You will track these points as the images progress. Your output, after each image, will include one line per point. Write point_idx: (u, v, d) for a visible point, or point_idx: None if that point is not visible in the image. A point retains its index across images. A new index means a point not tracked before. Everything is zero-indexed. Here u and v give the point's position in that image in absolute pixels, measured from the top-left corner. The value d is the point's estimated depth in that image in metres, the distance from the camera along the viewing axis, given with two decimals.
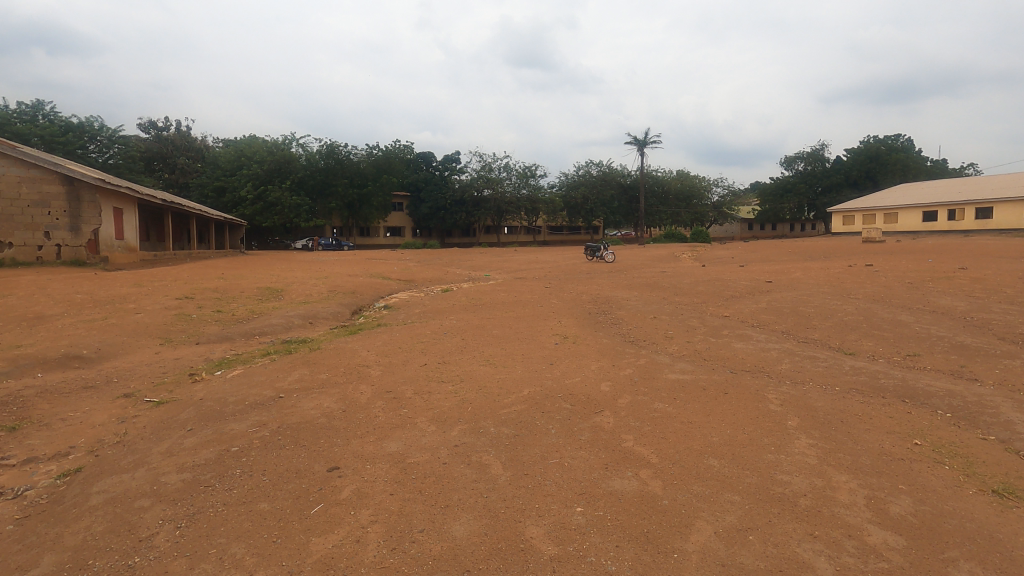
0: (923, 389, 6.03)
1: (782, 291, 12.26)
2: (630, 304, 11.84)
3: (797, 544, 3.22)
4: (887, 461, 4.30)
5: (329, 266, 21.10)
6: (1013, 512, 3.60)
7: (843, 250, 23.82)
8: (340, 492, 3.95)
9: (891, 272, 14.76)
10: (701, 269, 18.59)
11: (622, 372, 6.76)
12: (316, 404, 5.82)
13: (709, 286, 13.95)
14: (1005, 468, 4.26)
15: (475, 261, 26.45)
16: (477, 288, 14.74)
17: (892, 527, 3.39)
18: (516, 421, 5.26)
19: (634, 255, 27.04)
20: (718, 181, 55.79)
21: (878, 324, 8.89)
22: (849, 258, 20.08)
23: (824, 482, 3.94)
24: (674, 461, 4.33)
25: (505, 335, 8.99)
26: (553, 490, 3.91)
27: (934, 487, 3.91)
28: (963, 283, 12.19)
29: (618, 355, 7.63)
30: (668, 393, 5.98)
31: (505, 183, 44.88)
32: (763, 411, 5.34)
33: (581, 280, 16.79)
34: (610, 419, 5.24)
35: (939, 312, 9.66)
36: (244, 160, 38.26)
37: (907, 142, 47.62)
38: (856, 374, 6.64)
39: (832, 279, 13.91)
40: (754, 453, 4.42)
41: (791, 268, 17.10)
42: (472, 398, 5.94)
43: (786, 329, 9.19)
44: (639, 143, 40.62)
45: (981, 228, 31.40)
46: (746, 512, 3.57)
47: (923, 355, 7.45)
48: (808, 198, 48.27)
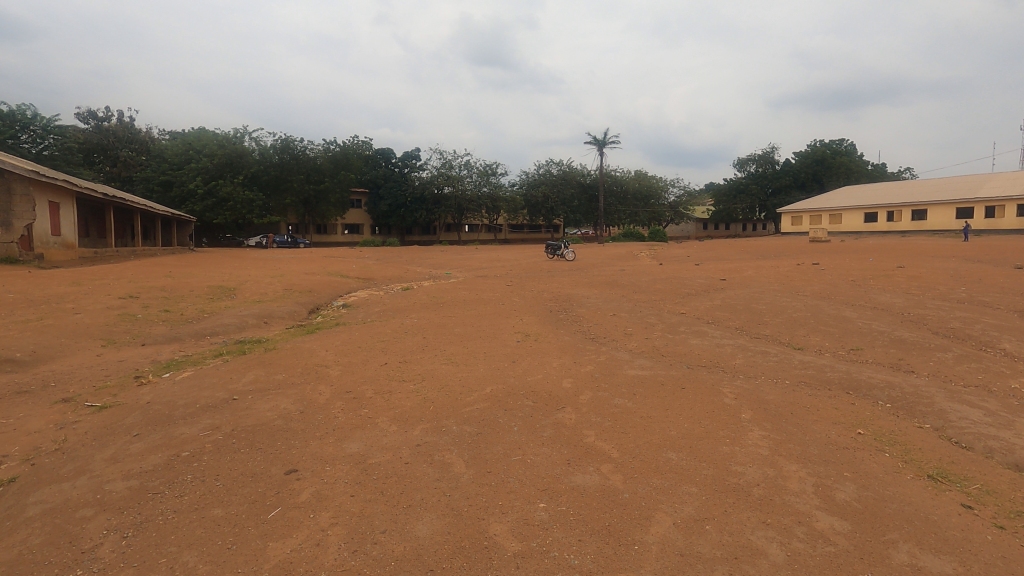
0: (865, 380, 6.36)
1: (735, 289, 12.66)
2: (591, 301, 11.99)
3: (750, 532, 3.34)
4: (834, 450, 4.52)
5: (284, 263, 20.53)
6: (946, 495, 3.85)
7: (792, 250, 24.83)
8: (299, 495, 3.85)
9: (836, 271, 15.45)
10: (658, 267, 19.01)
11: (583, 369, 6.86)
12: (273, 406, 5.66)
13: (666, 283, 14.30)
14: (939, 454, 4.54)
15: (436, 259, 26.23)
16: (438, 287, 14.62)
17: (838, 512, 3.56)
18: (479, 418, 5.25)
19: (594, 253, 27.40)
20: (674, 181, 57.16)
21: (824, 319, 9.31)
22: (797, 257, 20.95)
23: (775, 471, 4.11)
24: (634, 455, 4.42)
25: (467, 333, 8.97)
26: (516, 486, 3.93)
27: (876, 473, 4.14)
28: (901, 281, 12.89)
29: (580, 352, 7.73)
30: (627, 388, 6.10)
31: (466, 181, 44.57)
32: (718, 405, 5.51)
33: (542, 278, 16.90)
34: (571, 415, 5.31)
35: (879, 308, 10.18)
36: (192, 154, 36.77)
37: (850, 146, 50.00)
38: (804, 367, 6.94)
39: (782, 277, 14.48)
40: (711, 445, 4.56)
41: (743, 267, 17.68)
42: (434, 397, 5.90)
43: (739, 325, 9.52)
44: (599, 143, 41.07)
45: (916, 229, 33.30)
46: (703, 502, 3.68)
47: (865, 348, 7.85)
48: (760, 199, 50.01)
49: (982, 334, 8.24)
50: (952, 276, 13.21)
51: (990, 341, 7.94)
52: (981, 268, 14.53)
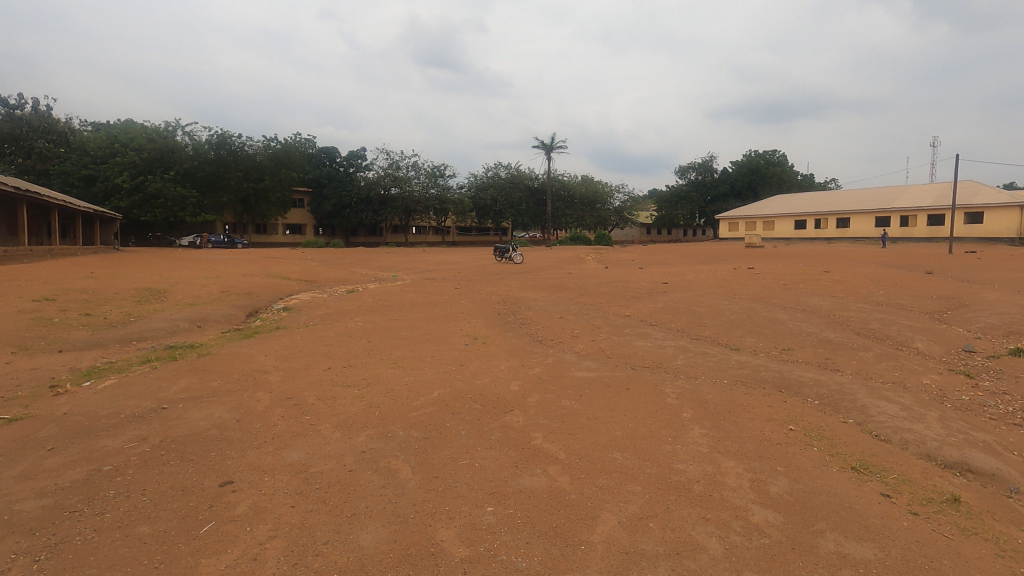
0: (796, 379, 6.72)
1: (677, 292, 13.11)
2: (539, 304, 12.10)
3: (692, 527, 3.45)
4: (768, 446, 4.74)
5: (221, 264, 19.61)
6: (868, 485, 4.11)
7: (729, 254, 25.97)
8: (234, 508, 3.66)
9: (770, 275, 16.26)
10: (604, 271, 19.44)
11: (531, 371, 6.90)
12: (206, 414, 5.37)
13: (611, 286, 14.62)
14: (861, 447, 4.85)
15: (382, 261, 25.76)
16: (385, 289, 14.33)
17: (772, 505, 3.73)
18: (426, 423, 5.18)
19: (542, 257, 27.67)
20: (620, 187, 58.60)
21: (758, 321, 9.78)
22: (734, 261, 21.91)
23: (715, 468, 4.26)
24: (581, 456, 4.48)
25: (414, 337, 8.84)
26: (464, 491, 3.90)
27: (806, 467, 4.37)
28: (828, 285, 13.73)
29: (527, 354, 7.78)
30: (574, 390, 6.18)
31: (413, 182, 44.02)
32: (661, 405, 5.68)
33: (490, 281, 16.92)
34: (519, 418, 5.33)
35: (808, 310, 10.80)
36: (118, 147, 34.51)
37: (781, 157, 52.86)
38: (741, 367, 7.26)
39: (720, 281, 15.11)
40: (654, 444, 4.69)
41: (684, 271, 18.34)
42: (380, 402, 5.77)
43: (681, 327, 9.85)
44: (546, 147, 41.51)
45: (841, 236, 35.55)
46: (646, 500, 3.77)
47: (795, 348, 8.30)
48: (699, 205, 52.02)
49: (898, 334, 8.88)
50: (872, 281, 14.19)
51: (905, 341, 8.57)
52: (898, 273, 15.66)
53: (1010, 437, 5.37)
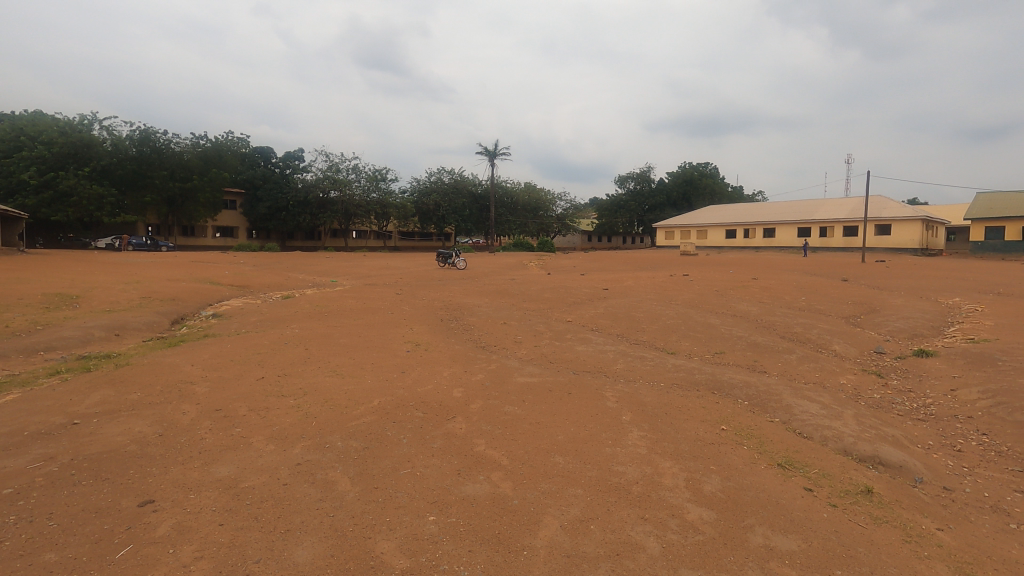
0: (727, 380, 7.05)
1: (616, 298, 13.46)
2: (482, 310, 12.09)
3: (630, 528, 3.53)
4: (702, 446, 4.93)
5: (143, 269, 18.39)
6: (792, 480, 4.36)
7: (666, 262, 26.95)
8: (155, 529, 3.42)
9: (703, 281, 16.99)
10: (547, 277, 19.66)
11: (474, 378, 6.88)
12: (124, 429, 4.99)
13: (554, 292, 14.83)
14: (786, 444, 5.14)
15: (321, 266, 24.97)
16: (323, 295, 13.90)
17: (706, 503, 3.89)
18: (366, 432, 5.05)
19: (486, 262, 27.70)
20: (562, 195, 59.61)
21: (693, 326, 10.19)
22: (670, 268, 22.73)
23: (652, 469, 4.39)
24: (523, 461, 4.50)
25: (354, 344, 8.61)
26: (405, 501, 3.81)
27: (737, 465, 4.59)
28: (756, 291, 14.52)
29: (470, 360, 7.75)
30: (517, 396, 6.21)
31: (354, 185, 42.97)
32: (601, 408, 5.80)
33: (433, 286, 16.75)
34: (462, 424, 5.29)
35: (738, 315, 11.37)
36: (24, 141, 31.74)
37: (714, 170, 55.49)
38: (676, 370, 7.53)
39: (657, 287, 15.65)
40: (594, 447, 4.78)
41: (624, 277, 18.86)
42: (317, 412, 5.57)
43: (620, 332, 10.12)
44: (490, 154, 41.63)
45: (767, 245, 37.68)
46: (587, 503, 3.83)
47: (727, 352, 8.71)
48: (638, 214, 53.70)
49: (818, 337, 9.50)
50: (795, 287, 15.13)
51: (824, 344, 9.17)
52: (818, 281, 16.75)
53: (914, 431, 5.85)
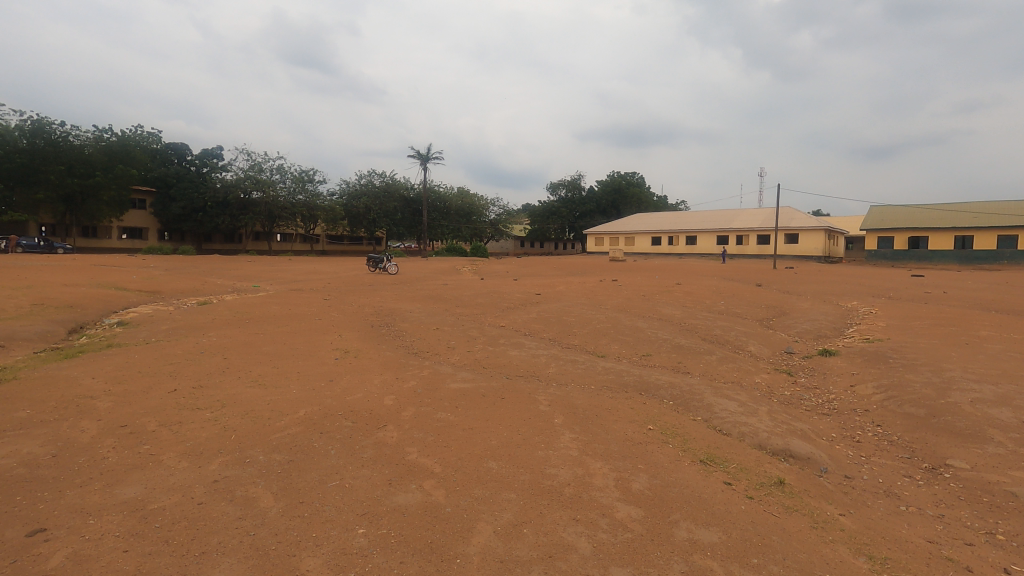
0: (654, 382, 7.33)
1: (548, 303, 13.68)
2: (414, 315, 11.91)
3: (563, 529, 3.58)
4: (630, 446, 5.09)
5: (34, 273, 16.70)
6: (713, 475, 4.60)
7: (596, 267, 27.71)
8: (47, 561, 3.08)
9: (631, 286, 17.61)
10: (480, 282, 19.66)
11: (406, 384, 6.75)
12: (10, 452, 4.48)
13: (487, 297, 14.86)
14: (707, 441, 5.40)
15: (242, 270, 23.69)
16: (244, 301, 13.18)
17: (634, 501, 4.01)
18: (291, 445, 4.82)
19: (419, 267, 27.34)
20: (495, 201, 59.96)
21: (621, 329, 10.53)
22: (600, 274, 23.39)
23: (583, 470, 4.48)
24: (457, 468, 4.46)
25: (278, 352, 8.22)
26: (333, 515, 3.67)
27: (662, 462, 4.77)
28: (679, 295, 15.23)
29: (402, 367, 7.60)
30: (450, 402, 6.15)
31: (278, 186, 41.14)
32: (534, 412, 5.86)
33: (364, 292, 16.31)
34: (393, 433, 5.17)
35: (663, 319, 11.87)
36: None
37: (640, 179, 57.78)
38: (606, 373, 7.74)
39: (588, 292, 16.06)
40: (528, 451, 4.81)
41: (555, 282, 19.22)
42: (237, 424, 5.26)
43: (552, 336, 10.29)
44: (423, 158, 41.18)
45: (689, 252, 39.62)
46: (521, 507, 3.85)
47: (653, 354, 9.07)
48: (569, 221, 54.90)
49: (735, 339, 10.09)
50: (715, 292, 16.01)
51: (741, 345, 9.76)
52: (735, 286, 17.81)
53: (820, 425, 6.34)
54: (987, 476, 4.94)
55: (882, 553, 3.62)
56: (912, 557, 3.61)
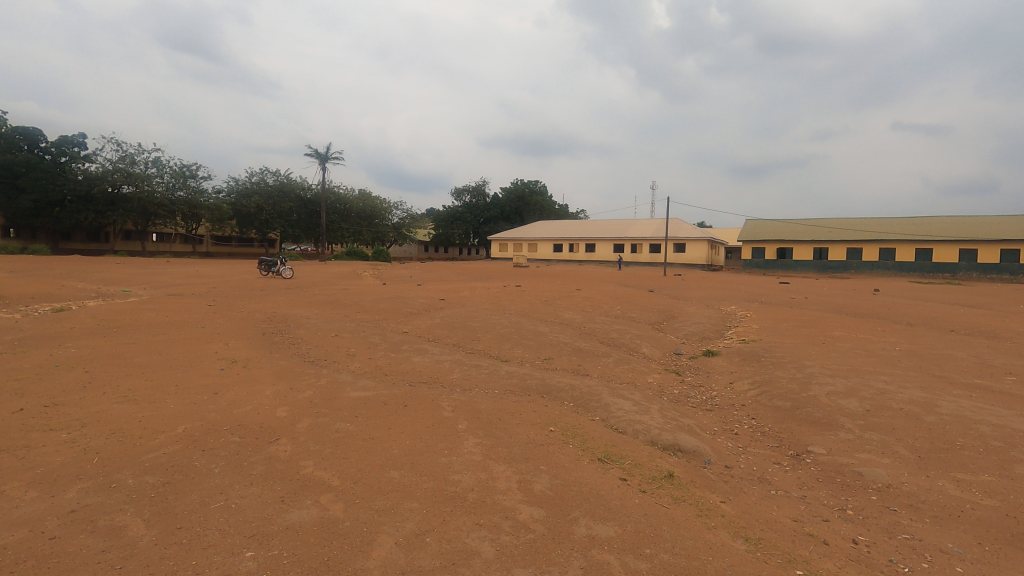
0: (555, 384, 7.54)
1: (453, 308, 13.63)
2: (311, 322, 11.33)
3: (466, 535, 3.57)
4: (532, 447, 5.19)
5: None
6: (610, 472, 4.81)
7: (499, 273, 28.05)
8: None
9: (534, 291, 18.03)
10: (382, 287, 19.14)
11: (301, 395, 6.39)
12: None
13: (389, 303, 14.49)
14: (605, 440, 5.64)
15: (110, 273, 21.21)
16: (112, 306, 11.80)
17: (536, 501, 4.09)
18: (169, 465, 4.38)
19: (317, 271, 26.04)
20: (398, 204, 58.75)
21: (524, 334, 10.75)
22: (504, 279, 23.72)
23: (487, 474, 4.50)
24: (356, 479, 4.29)
25: (152, 363, 7.42)
26: (215, 539, 3.37)
27: (564, 462, 4.92)
28: (580, 301, 15.82)
29: (297, 376, 7.19)
30: (349, 411, 5.91)
31: (154, 181, 37.31)
32: (438, 418, 5.79)
33: (255, 296, 15.26)
34: (287, 447, 4.87)
35: (564, 323, 12.26)
36: None
37: (543, 187, 59.42)
38: (510, 377, 7.85)
39: (492, 297, 16.19)
40: (431, 458, 4.74)
41: (459, 287, 19.17)
42: (101, 445, 4.68)
43: (456, 342, 10.24)
44: (321, 157, 39.30)
45: (589, 259, 41.34)
46: (424, 515, 3.78)
47: (555, 357, 9.34)
48: (474, 226, 55.13)
49: (630, 342, 10.66)
50: (612, 297, 16.83)
51: (635, 347, 10.33)
52: (630, 291, 18.85)
53: (704, 420, 6.87)
54: (839, 459, 5.62)
55: (755, 534, 3.99)
56: (779, 536, 4.01)
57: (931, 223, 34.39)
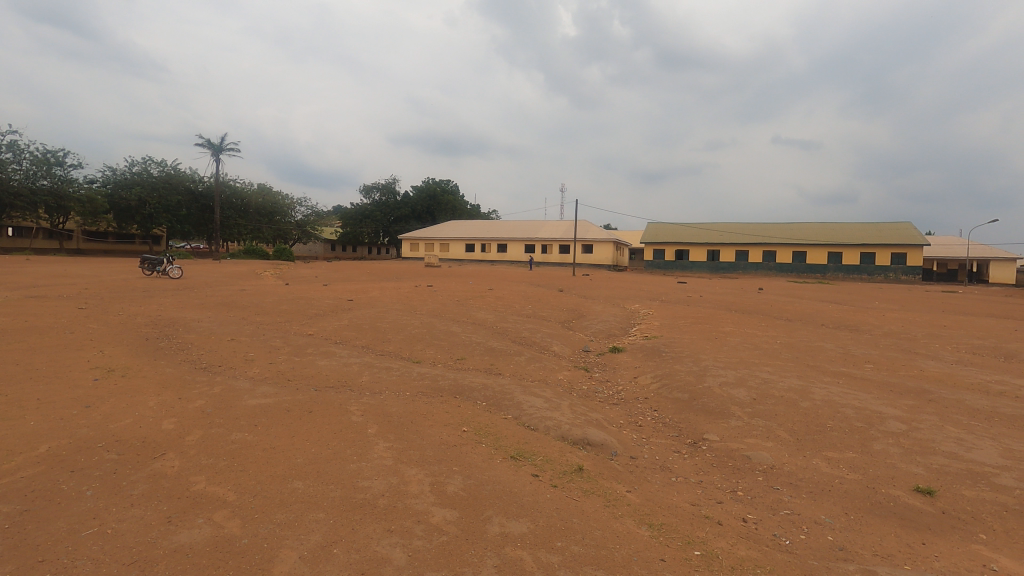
0: (468, 384, 7.50)
1: (361, 309, 13.17)
2: (203, 325, 10.47)
3: (377, 542, 3.45)
4: (445, 449, 5.13)
5: None
6: (522, 469, 4.87)
7: (410, 272, 27.57)
8: None
9: (446, 291, 17.90)
10: (283, 288, 18.10)
11: (192, 404, 5.87)
12: None
13: (293, 304, 13.72)
14: (517, 438, 5.70)
15: None
16: None
17: (449, 503, 4.04)
18: (27, 491, 3.83)
19: (210, 271, 24.12)
20: (302, 200, 55.93)
21: (436, 334, 10.61)
22: (415, 279, 23.32)
23: (398, 479, 4.38)
24: (255, 492, 4.00)
25: (5, 375, 6.46)
26: (87, 570, 2.99)
27: (477, 462, 4.91)
28: (491, 300, 15.91)
29: (186, 385, 6.59)
30: (247, 420, 5.51)
31: (10, 168, 32.67)
32: (345, 423, 5.56)
33: (137, 298, 13.85)
34: (175, 462, 4.45)
35: (477, 323, 12.25)
36: None
37: (455, 187, 59.18)
38: (421, 378, 7.71)
39: (403, 297, 15.87)
40: (337, 466, 4.53)
41: (368, 288, 18.56)
42: None
43: (365, 344, 9.90)
44: (215, 148, 36.42)
45: (500, 259, 41.72)
46: (331, 525, 3.61)
47: (467, 357, 9.31)
48: (384, 225, 53.72)
49: (541, 340, 10.88)
50: (524, 296, 17.09)
51: (546, 345, 10.55)
52: (540, 291, 19.22)
53: (611, 413, 7.16)
54: (731, 445, 6.08)
55: (658, 520, 4.21)
56: (679, 520, 4.26)
57: (805, 228, 38.29)
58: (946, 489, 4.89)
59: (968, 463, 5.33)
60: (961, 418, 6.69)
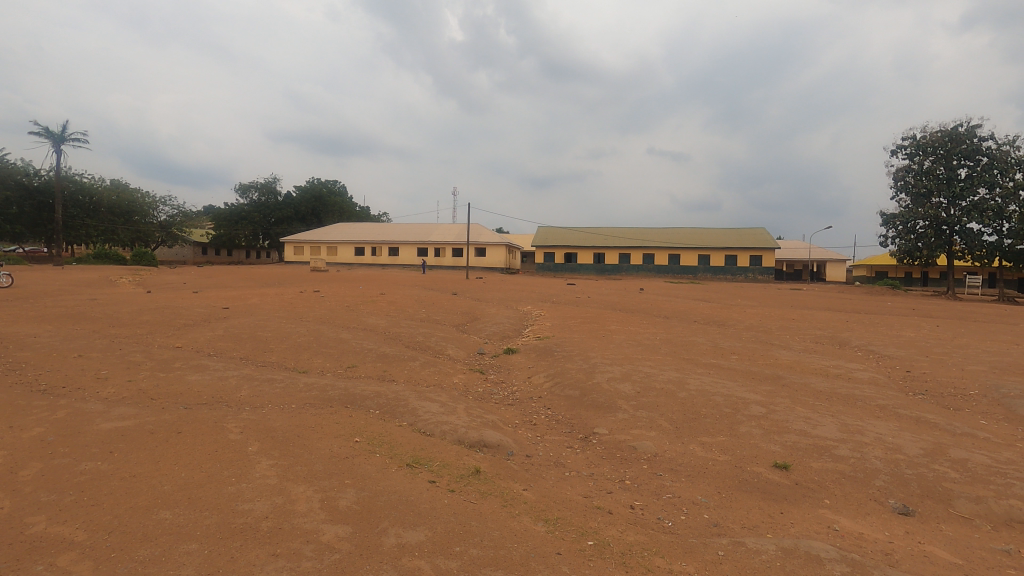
0: (359, 393, 7.21)
1: (237, 317, 12.17)
2: (42, 341, 9.05)
3: (260, 569, 3.18)
4: (336, 462, 4.87)
5: None
6: (420, 476, 4.78)
7: (293, 277, 25.96)
8: None
9: (334, 296, 17.14)
10: (144, 295, 16.22)
11: (27, 434, 5.03)
12: None
13: (155, 314, 12.31)
14: (413, 445, 5.55)
15: None
16: None
17: (341, 519, 3.84)
18: None
19: (49, 277, 20.98)
20: (166, 199, 50.55)
21: (324, 342, 10.08)
22: (299, 284, 22.07)
23: (284, 498, 4.08)
24: (113, 527, 3.53)
25: None
26: None
27: (370, 473, 4.72)
28: (383, 304, 15.47)
29: (19, 412, 5.63)
30: (101, 446, 4.85)
31: None
32: (222, 442, 5.09)
33: None
34: (5, 502, 3.79)
35: (368, 329, 11.83)
36: None
37: (342, 188, 56.91)
38: (310, 389, 7.29)
39: (285, 303, 14.90)
40: (213, 490, 4.13)
41: (246, 294, 17.22)
42: None
43: (243, 355, 9.15)
44: (55, 138, 31.67)
45: (391, 262, 40.68)
46: (206, 556, 3.27)
47: (358, 365, 8.94)
48: (263, 227, 50.18)
49: (435, 344, 10.76)
50: (416, 300, 16.83)
51: (441, 349, 10.44)
52: (433, 294, 19.00)
53: (506, 414, 7.24)
54: (618, 437, 6.41)
55: (554, 515, 4.33)
56: (573, 513, 4.40)
57: (681, 233, 41.66)
58: (798, 462, 5.55)
59: (814, 438, 6.10)
60: (808, 399, 7.65)
